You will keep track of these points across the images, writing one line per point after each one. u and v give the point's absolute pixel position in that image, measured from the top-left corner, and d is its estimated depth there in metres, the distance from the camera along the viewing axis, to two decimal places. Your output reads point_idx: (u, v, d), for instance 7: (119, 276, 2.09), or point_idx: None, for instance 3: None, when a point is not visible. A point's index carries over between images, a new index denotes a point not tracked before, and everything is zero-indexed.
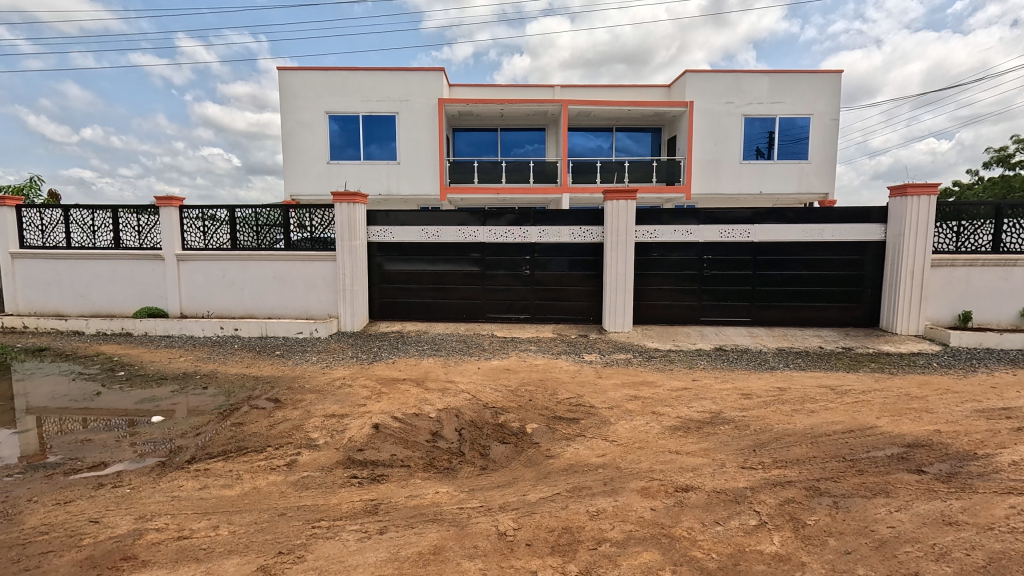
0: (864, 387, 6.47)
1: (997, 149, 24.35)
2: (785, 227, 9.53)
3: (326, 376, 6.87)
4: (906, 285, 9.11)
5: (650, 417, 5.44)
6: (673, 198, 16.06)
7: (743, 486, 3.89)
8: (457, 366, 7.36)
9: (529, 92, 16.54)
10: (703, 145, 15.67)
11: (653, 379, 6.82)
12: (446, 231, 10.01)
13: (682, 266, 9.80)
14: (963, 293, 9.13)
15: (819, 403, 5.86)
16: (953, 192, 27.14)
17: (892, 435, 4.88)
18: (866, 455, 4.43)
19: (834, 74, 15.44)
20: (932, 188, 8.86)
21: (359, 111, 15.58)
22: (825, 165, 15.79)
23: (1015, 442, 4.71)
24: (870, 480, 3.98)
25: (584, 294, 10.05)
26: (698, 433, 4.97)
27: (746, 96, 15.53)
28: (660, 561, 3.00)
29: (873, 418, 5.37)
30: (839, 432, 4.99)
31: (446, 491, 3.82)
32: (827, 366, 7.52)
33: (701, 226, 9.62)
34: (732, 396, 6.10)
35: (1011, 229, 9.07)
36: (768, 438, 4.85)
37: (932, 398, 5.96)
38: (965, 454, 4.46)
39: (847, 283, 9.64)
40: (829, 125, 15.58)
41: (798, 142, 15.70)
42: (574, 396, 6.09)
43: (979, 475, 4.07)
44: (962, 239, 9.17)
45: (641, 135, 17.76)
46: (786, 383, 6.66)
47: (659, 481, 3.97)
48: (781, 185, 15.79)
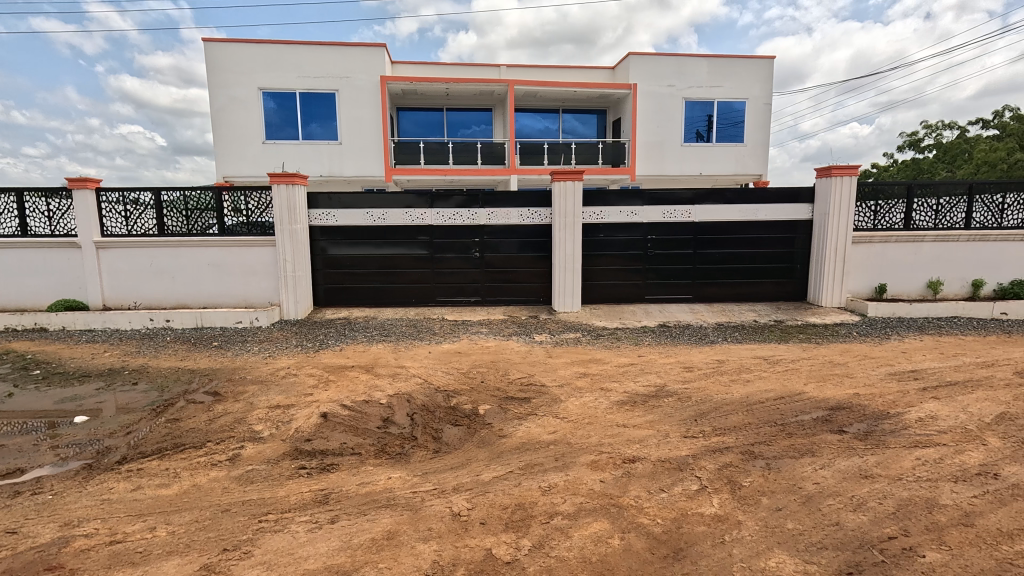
0: (793, 356, 6.96)
1: (909, 134, 26.45)
2: (723, 207, 9.96)
3: (269, 366, 6.61)
4: (830, 261, 9.78)
5: (598, 393, 5.61)
6: (618, 179, 16.35)
7: (685, 454, 4.10)
8: (408, 351, 7.28)
9: (475, 71, 16.25)
10: (647, 127, 16.00)
11: (601, 356, 7.03)
12: (392, 214, 9.74)
13: (628, 246, 10.05)
14: (879, 267, 9.91)
15: (753, 372, 6.26)
16: (872, 175, 29.22)
17: (816, 400, 5.29)
18: (795, 420, 4.77)
19: (768, 60, 16.11)
20: (853, 169, 9.52)
21: (296, 88, 14.81)
22: (758, 148, 16.56)
23: (921, 400, 5.23)
24: (798, 442, 4.30)
25: (534, 275, 10.14)
26: (644, 407, 5.18)
27: (687, 79, 15.95)
28: (609, 529, 3.12)
29: (802, 384, 5.79)
30: (771, 399, 5.35)
31: (398, 476, 3.80)
32: (761, 338, 8.01)
33: (646, 207, 9.89)
34: (675, 369, 6.41)
35: (919, 207, 9.89)
36: (708, 408, 5.13)
37: (852, 364, 6.50)
38: (880, 413, 4.91)
39: (778, 260, 10.24)
40: (762, 109, 16.30)
41: (735, 125, 16.33)
42: (526, 376, 6.21)
43: (891, 431, 4.49)
44: (878, 217, 9.91)
45: (587, 117, 17.88)
46: (724, 355, 7.05)
47: (608, 454, 4.12)
48: (719, 166, 16.38)
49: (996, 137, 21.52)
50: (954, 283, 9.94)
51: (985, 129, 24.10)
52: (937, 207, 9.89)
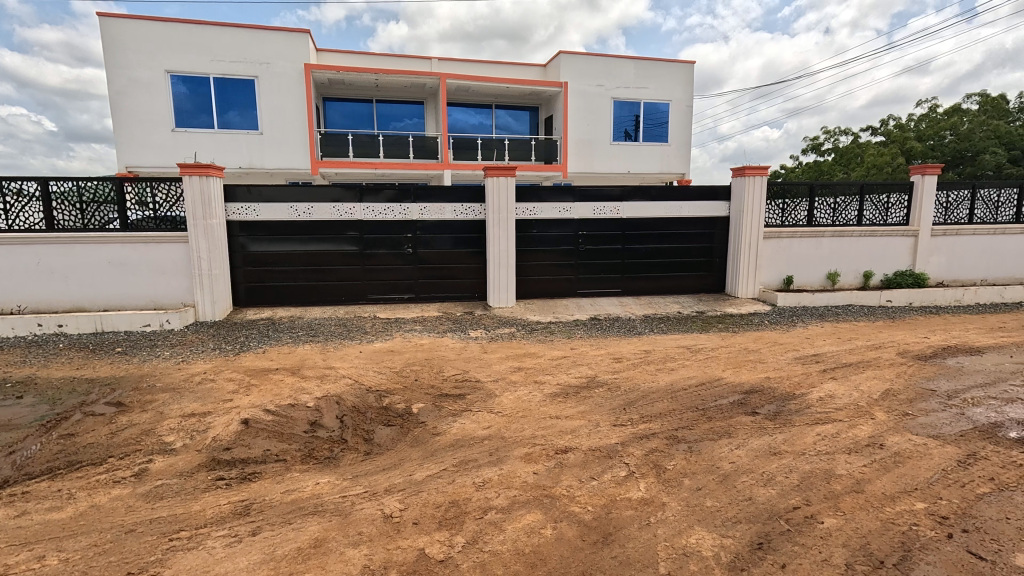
0: (712, 345, 7.42)
1: (811, 138, 28.91)
2: (649, 204, 10.41)
3: (183, 371, 6.13)
4: (745, 255, 10.50)
5: (532, 386, 5.70)
6: (551, 176, 16.63)
7: (614, 442, 4.26)
8: (338, 351, 7.02)
9: (406, 63, 15.87)
10: (578, 126, 16.37)
11: (535, 350, 7.14)
12: (319, 208, 9.34)
13: (561, 242, 10.26)
14: (787, 261, 10.76)
15: (677, 361, 6.61)
16: (781, 176, 31.68)
17: (732, 384, 5.67)
18: (714, 404, 5.09)
19: (689, 65, 16.96)
20: (764, 170, 10.28)
21: (209, 72, 13.77)
22: (681, 148, 17.43)
23: (821, 381, 5.76)
24: (716, 425, 4.60)
25: (468, 271, 10.10)
26: (576, 398, 5.33)
27: (615, 80, 16.47)
28: (542, 520, 3.18)
29: (720, 371, 6.19)
30: (693, 385, 5.68)
31: (327, 481, 3.66)
32: (684, 329, 8.47)
33: (577, 203, 10.13)
34: (605, 361, 6.64)
35: (819, 205, 10.85)
36: (636, 396, 5.36)
37: (763, 350, 7.04)
38: (787, 394, 5.35)
39: (699, 255, 10.86)
40: (684, 111, 17.16)
41: (659, 126, 17.09)
42: (460, 372, 6.18)
43: (797, 411, 4.91)
44: (786, 214, 10.76)
45: (520, 113, 18.00)
46: (650, 346, 7.39)
47: (541, 446, 4.20)
48: (646, 165, 17.08)
49: (882, 143, 24.01)
50: (849, 274, 11.00)
51: (874, 135, 26.85)
52: (834, 205, 10.90)
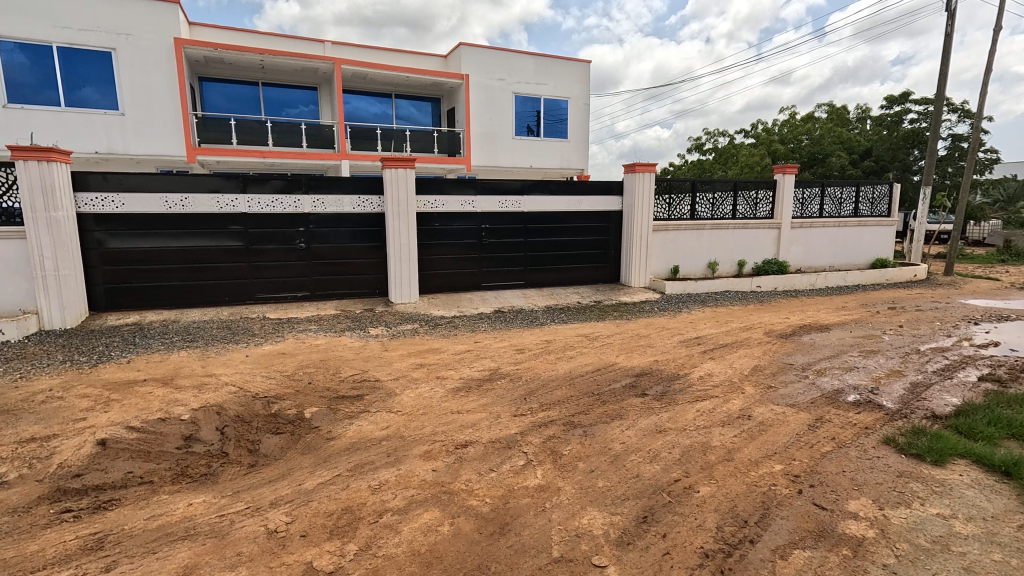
0: (608, 332, 7.82)
1: (695, 138, 31.46)
2: (549, 198, 10.70)
3: (21, 390, 5.24)
4: (637, 247, 11.17)
5: (434, 382, 5.63)
6: (454, 169, 16.49)
7: (514, 432, 4.33)
8: (220, 356, 6.41)
9: (295, 44, 14.81)
10: (480, 119, 16.37)
11: (438, 346, 7.05)
12: (195, 200, 8.45)
13: (463, 236, 10.21)
14: (674, 252, 11.62)
15: (576, 349, 6.88)
16: (669, 173, 34.14)
17: (625, 368, 6.02)
18: (608, 389, 5.37)
19: (585, 64, 17.60)
20: (652, 167, 11.00)
21: (52, 40, 11.86)
22: (580, 145, 18.10)
23: (701, 361, 6.31)
24: (610, 408, 4.85)
25: (368, 266, 9.72)
26: (478, 391, 5.34)
27: (515, 75, 16.66)
28: (439, 517, 3.15)
29: (614, 356, 6.55)
30: (589, 372, 5.94)
31: (202, 501, 3.33)
32: (583, 318, 8.84)
33: (479, 197, 10.13)
34: (508, 352, 6.73)
35: (700, 201, 11.85)
36: (536, 385, 5.49)
37: (653, 335, 7.55)
38: (673, 375, 5.78)
39: (597, 247, 11.38)
40: (582, 109, 17.81)
41: (559, 122, 17.59)
42: (359, 372, 5.93)
43: (680, 390, 5.32)
44: (672, 209, 11.61)
45: (422, 104, 17.59)
46: (551, 336, 7.61)
47: (441, 442, 4.15)
48: (547, 160, 17.51)
49: (753, 145, 26.75)
50: (726, 263, 12.14)
51: (746, 138, 29.80)
52: (713, 201, 11.96)
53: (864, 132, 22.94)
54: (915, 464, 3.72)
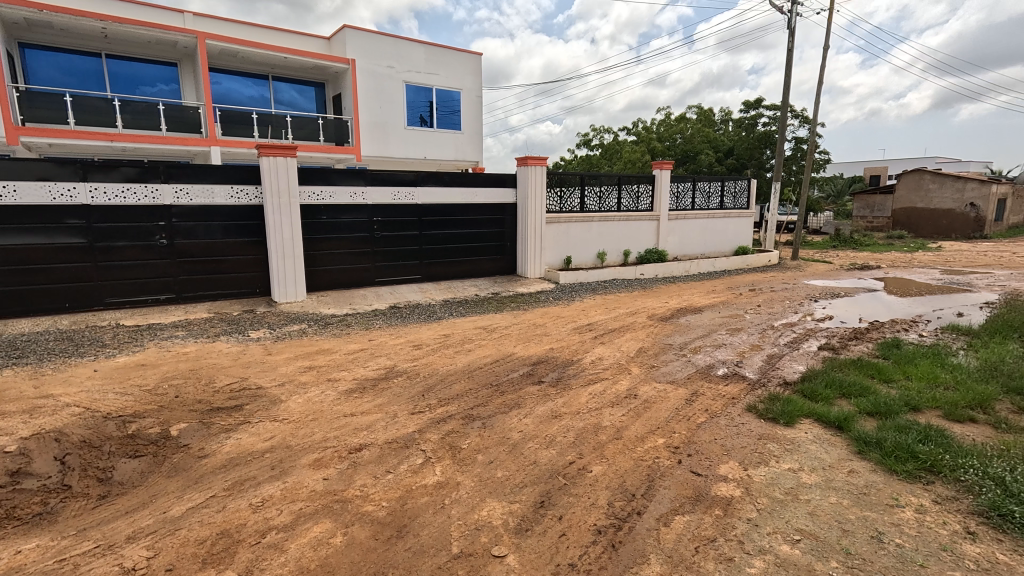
0: (506, 323, 7.94)
1: (583, 134, 32.96)
2: (443, 190, 10.57)
3: None
4: (531, 239, 11.45)
5: (325, 385, 5.30)
6: (343, 159, 15.63)
7: (411, 431, 4.21)
8: (61, 373, 5.47)
9: (148, 13, 13.00)
10: (369, 107, 15.65)
11: (329, 346, 6.65)
12: (18, 189, 7.10)
13: (354, 229, 9.73)
14: (566, 243, 12.09)
15: (474, 342, 6.89)
16: (561, 167, 35.42)
17: (522, 358, 6.15)
18: (506, 379, 5.44)
19: (477, 56, 17.56)
20: (543, 161, 11.32)
21: None
22: (474, 137, 18.07)
23: (593, 346, 6.64)
24: (508, 398, 4.92)
25: (246, 263, 8.89)
26: (373, 391, 5.13)
27: (405, 62, 16.15)
28: (331, 529, 2.96)
29: (512, 347, 6.66)
30: (488, 363, 5.98)
31: (36, 546, 2.81)
32: (481, 310, 8.88)
33: (369, 188, 9.71)
34: (405, 349, 6.55)
35: (588, 194, 12.44)
36: (435, 381, 5.40)
37: (548, 324, 7.81)
38: (567, 362, 6.01)
39: (492, 239, 11.48)
40: (475, 101, 17.76)
41: (452, 113, 17.38)
42: (237, 380, 5.39)
43: (574, 375, 5.55)
44: (563, 201, 12.05)
45: (305, 88, 16.38)
46: (449, 329, 7.54)
47: (333, 448, 3.91)
48: (442, 152, 17.23)
49: (634, 142, 28.64)
50: (614, 253, 12.89)
51: (628, 135, 31.84)
52: (600, 194, 12.61)
53: (727, 133, 25.58)
54: (771, 426, 4.23)
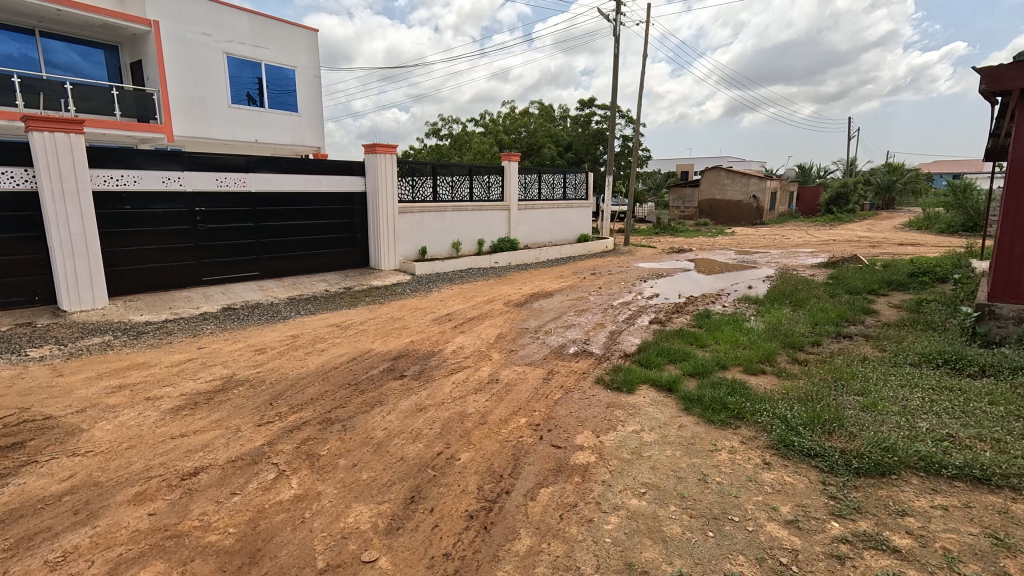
0: (361, 318, 7.55)
1: (431, 123, 32.61)
2: (280, 177, 9.63)
3: None
4: (384, 229, 11.03)
5: (144, 405, 4.49)
6: (149, 138, 13.23)
7: (259, 444, 3.79)
8: None
9: None
10: (181, 79, 13.45)
11: (146, 359, 5.64)
12: None
13: (170, 221, 8.37)
14: (421, 233, 11.89)
15: (327, 341, 6.43)
16: (410, 156, 34.62)
17: (381, 353, 5.92)
18: (365, 377, 5.19)
19: (312, 33, 16.18)
20: (393, 149, 10.95)
21: None
22: (314, 120, 16.67)
23: (454, 336, 6.67)
24: (369, 396, 4.70)
25: (17, 265, 7.07)
26: (208, 405, 4.49)
27: (225, 31, 14.18)
28: (164, 570, 2.54)
29: (369, 343, 6.37)
30: (344, 362, 5.64)
31: None
32: (333, 306, 8.32)
33: (188, 173, 8.43)
34: (245, 354, 5.85)
35: (441, 183, 12.38)
36: (284, 387, 4.92)
37: (407, 316, 7.63)
38: (429, 353, 5.95)
39: (341, 230, 10.81)
40: (312, 82, 16.37)
41: (287, 93, 15.79)
42: (14, 412, 4.28)
43: (437, 366, 5.52)
44: (415, 191, 11.80)
45: (90, 51, 13.34)
46: (297, 329, 6.93)
47: (159, 477, 3.34)
48: (277, 135, 15.59)
49: (482, 133, 29.23)
50: (468, 242, 13.06)
51: (476, 126, 32.37)
52: (452, 183, 12.64)
53: (565, 129, 27.47)
54: (616, 395, 4.71)
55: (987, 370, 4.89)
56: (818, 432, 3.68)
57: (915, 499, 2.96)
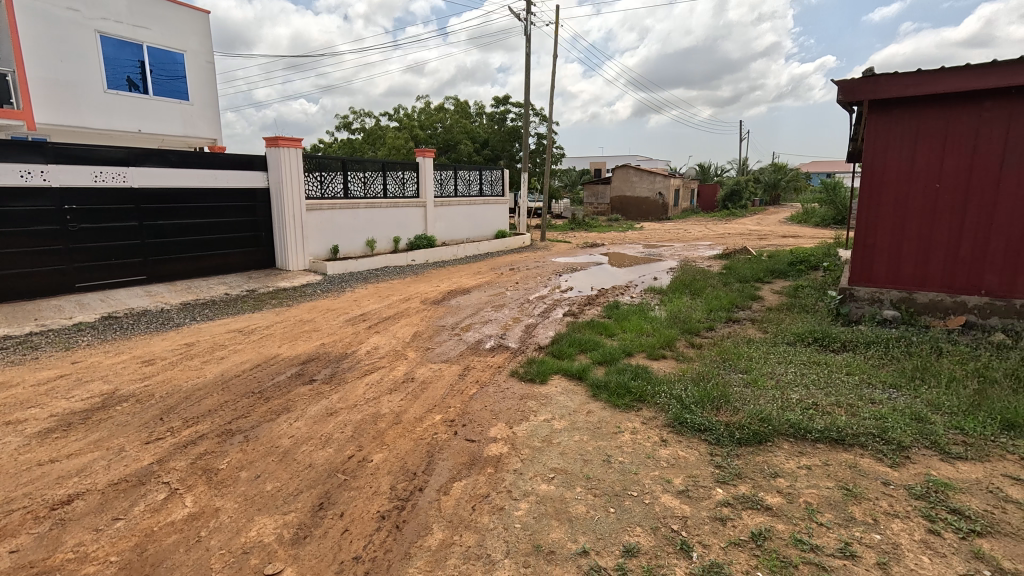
0: (267, 322, 7.13)
1: (341, 116, 31.26)
2: (169, 171, 8.83)
3: None
4: (290, 227, 10.45)
5: (3, 431, 3.94)
6: (3, 126, 10.96)
7: (148, 463, 3.48)
8: None
9: None
10: (41, 59, 11.31)
11: (5, 379, 4.95)
12: None
13: (34, 220, 7.39)
14: (332, 231, 11.40)
15: (228, 347, 6.02)
16: (320, 150, 32.96)
17: (289, 358, 5.63)
18: (271, 383, 4.92)
19: (203, 15, 14.38)
20: (297, 143, 10.41)
21: None
22: (208, 111, 14.85)
23: (368, 336, 6.51)
24: (275, 403, 4.47)
25: None
26: (85, 426, 4.04)
27: (96, 7, 12.11)
28: None
29: (276, 347, 6.04)
30: (247, 369, 5.31)
31: None
32: (234, 311, 7.77)
33: (54, 167, 7.49)
34: (130, 367, 5.32)
35: (351, 179, 11.94)
36: (177, 400, 4.54)
37: (317, 318, 7.32)
38: (340, 355, 5.76)
39: (243, 229, 10.13)
40: (206, 69, 14.54)
41: (176, 80, 13.86)
42: None
43: (348, 368, 5.36)
44: (324, 187, 11.29)
45: None
46: (193, 337, 6.41)
47: (24, 510, 2.98)
48: (166, 125, 13.66)
49: (396, 128, 28.52)
50: (383, 240, 12.73)
51: (389, 120, 31.49)
52: (363, 179, 12.24)
53: (481, 126, 27.54)
54: (530, 386, 4.86)
55: (846, 345, 5.62)
56: (708, 408, 4.05)
57: (785, 462, 3.36)
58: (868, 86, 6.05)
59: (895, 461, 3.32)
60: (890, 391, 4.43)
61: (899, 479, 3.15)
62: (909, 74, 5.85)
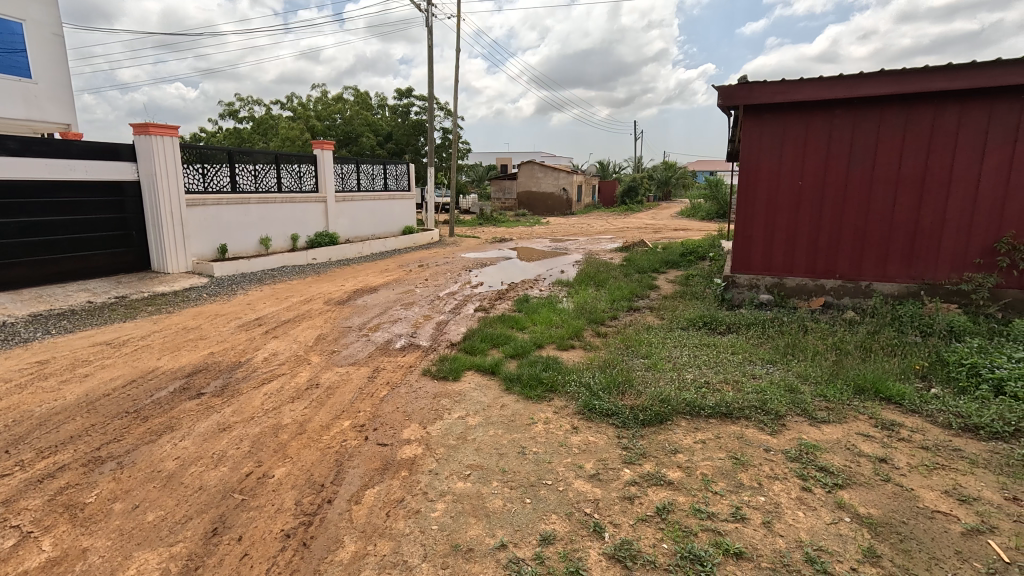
0: (142, 332, 6.34)
1: (225, 103, 28.57)
2: (9, 161, 7.53)
3: None
4: (168, 225, 9.36)
5: None
6: None
7: None
8: None
9: None
10: None
11: None
12: None
13: None
14: (218, 229, 10.40)
15: (94, 363, 5.26)
16: (201, 139, 29.90)
17: (171, 371, 5.05)
18: (149, 401, 4.38)
19: None
20: (172, 131, 9.33)
21: None
22: (59, 91, 12.31)
23: (265, 342, 6.03)
24: (155, 423, 3.98)
25: None
26: None
27: None
28: None
29: (154, 360, 5.38)
30: (118, 387, 4.67)
31: None
32: (100, 321, 6.81)
33: None
34: None
35: (240, 172, 10.96)
36: (27, 428, 3.87)
37: (204, 325, 6.64)
38: (232, 365, 5.27)
39: (108, 228, 8.92)
40: (53, 42, 12.01)
41: (13, 53, 11.27)
42: None
43: (242, 378, 4.91)
44: (208, 180, 10.22)
45: None
46: (48, 354, 5.52)
47: None
48: (4, 107, 11.11)
49: (291, 117, 26.69)
50: (279, 238, 11.86)
51: (283, 109, 29.36)
52: (254, 172, 11.28)
53: (384, 118, 26.64)
54: (443, 384, 4.78)
55: (730, 327, 6.21)
56: (614, 394, 4.25)
57: (682, 438, 3.63)
58: (743, 92, 6.68)
59: (774, 429, 3.72)
60: (768, 366, 4.96)
61: (778, 444, 3.54)
62: (776, 83, 6.55)
